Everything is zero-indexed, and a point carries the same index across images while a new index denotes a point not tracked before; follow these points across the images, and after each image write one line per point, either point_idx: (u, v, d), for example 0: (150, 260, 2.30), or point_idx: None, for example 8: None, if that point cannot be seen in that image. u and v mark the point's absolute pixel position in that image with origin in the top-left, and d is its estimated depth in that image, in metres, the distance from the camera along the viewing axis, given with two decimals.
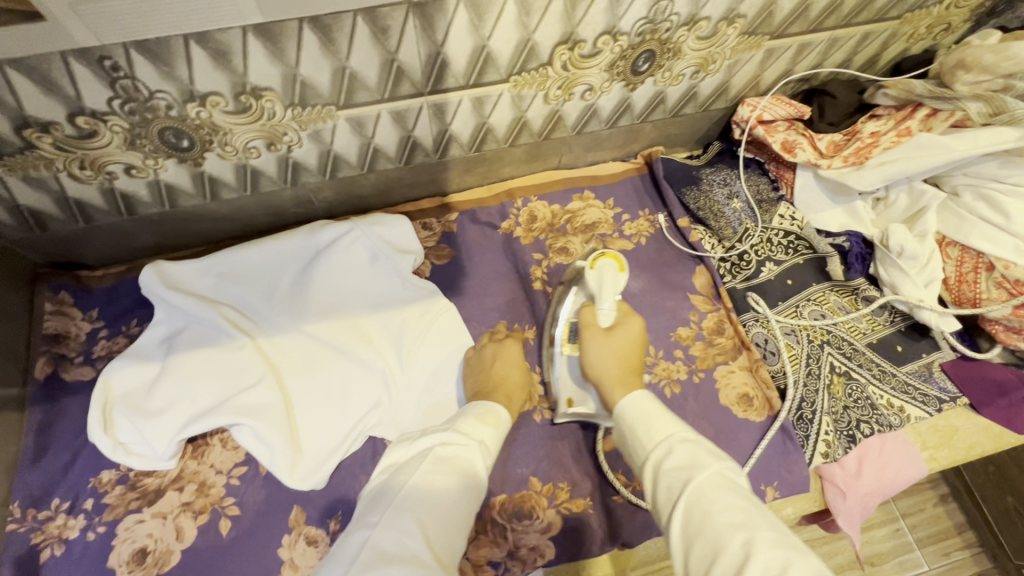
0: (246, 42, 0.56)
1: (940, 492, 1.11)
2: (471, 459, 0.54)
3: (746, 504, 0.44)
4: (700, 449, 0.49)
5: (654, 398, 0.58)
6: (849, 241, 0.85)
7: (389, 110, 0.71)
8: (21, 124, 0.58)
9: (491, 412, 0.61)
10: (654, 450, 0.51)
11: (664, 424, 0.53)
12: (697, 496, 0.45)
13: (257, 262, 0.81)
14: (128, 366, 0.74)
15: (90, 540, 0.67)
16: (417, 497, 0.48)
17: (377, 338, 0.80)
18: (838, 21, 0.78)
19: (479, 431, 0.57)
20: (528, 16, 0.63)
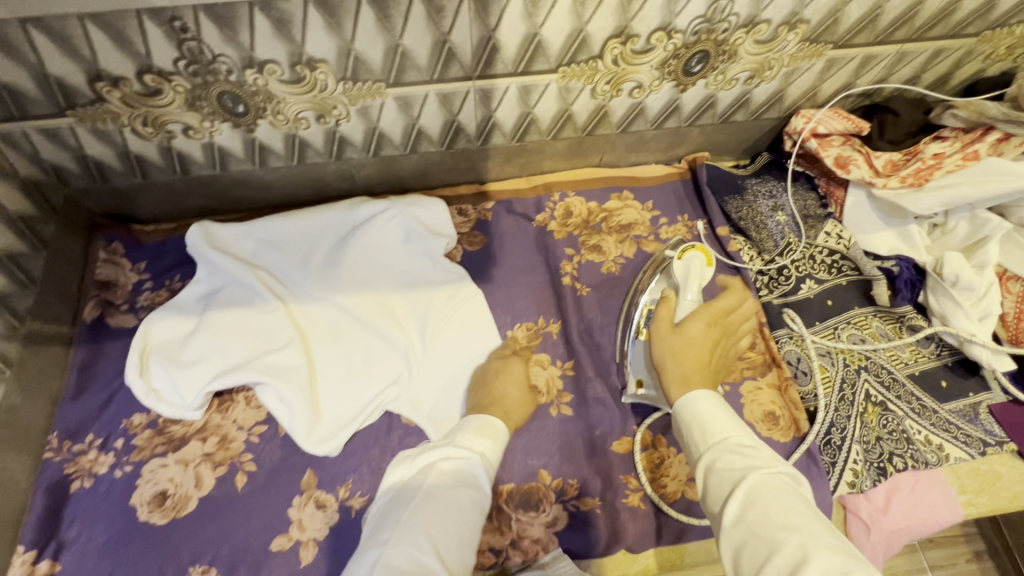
0: (307, 12, 0.58)
1: (975, 548, 1.04)
2: (472, 473, 0.58)
3: (801, 507, 0.45)
4: (758, 455, 0.50)
5: (717, 397, 0.57)
6: (899, 265, 0.81)
7: (437, 92, 0.72)
8: (95, 77, 0.62)
9: (491, 425, 0.64)
10: (709, 450, 0.52)
11: (725, 425, 0.53)
12: (754, 495, 0.46)
13: (298, 232, 0.84)
14: (168, 318, 0.78)
15: (117, 477, 0.71)
16: (421, 514, 0.52)
17: (403, 317, 0.81)
18: (909, 34, 0.75)
19: (478, 445, 0.61)
20: (583, 7, 0.63)
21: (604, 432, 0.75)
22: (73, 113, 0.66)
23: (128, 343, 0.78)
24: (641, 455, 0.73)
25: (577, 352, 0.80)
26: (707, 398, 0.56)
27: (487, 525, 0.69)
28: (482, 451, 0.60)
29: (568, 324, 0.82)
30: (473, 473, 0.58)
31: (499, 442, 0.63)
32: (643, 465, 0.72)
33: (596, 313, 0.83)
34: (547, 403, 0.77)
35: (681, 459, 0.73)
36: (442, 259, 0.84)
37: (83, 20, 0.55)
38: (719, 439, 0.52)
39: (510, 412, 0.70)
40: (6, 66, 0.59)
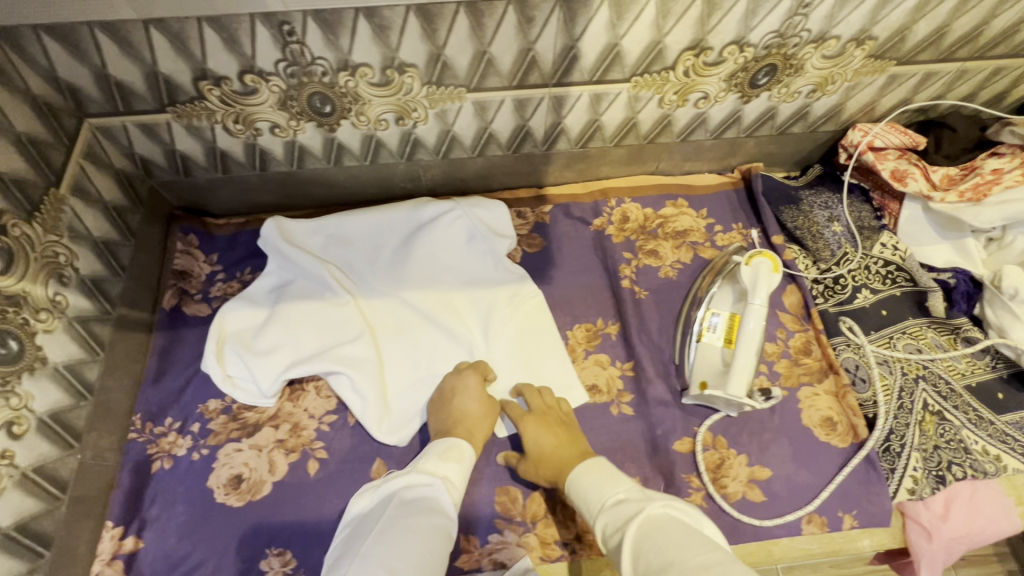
0: (407, 20, 0.61)
1: (1012, 568, 1.03)
2: (434, 498, 0.62)
3: (674, 537, 0.50)
4: (635, 503, 0.56)
5: (589, 472, 0.63)
6: (955, 278, 0.82)
7: (513, 98, 0.74)
8: (200, 76, 0.65)
9: (456, 447, 0.68)
10: (599, 522, 0.58)
11: (603, 489, 0.60)
12: (635, 550, 0.51)
13: (364, 229, 0.86)
14: (240, 308, 0.80)
15: (195, 459, 0.73)
16: (378, 543, 0.56)
17: (467, 313, 0.83)
18: (972, 52, 0.77)
19: (442, 468, 0.65)
20: (665, 19, 0.65)
21: (666, 432, 0.77)
22: (172, 110, 0.69)
23: (204, 331, 0.80)
24: (703, 456, 0.75)
25: (637, 353, 0.82)
26: (582, 473, 0.64)
27: (552, 518, 0.72)
28: (443, 475, 0.64)
29: (627, 326, 0.84)
30: (432, 499, 0.62)
31: (464, 465, 0.67)
32: (705, 465, 0.74)
33: (654, 316, 0.85)
34: (607, 402, 0.79)
35: (741, 461, 0.75)
36: (503, 258, 0.87)
37: (200, 22, 0.59)
38: (601, 505, 0.59)
39: (473, 432, 0.72)
40: (122, 63, 0.62)
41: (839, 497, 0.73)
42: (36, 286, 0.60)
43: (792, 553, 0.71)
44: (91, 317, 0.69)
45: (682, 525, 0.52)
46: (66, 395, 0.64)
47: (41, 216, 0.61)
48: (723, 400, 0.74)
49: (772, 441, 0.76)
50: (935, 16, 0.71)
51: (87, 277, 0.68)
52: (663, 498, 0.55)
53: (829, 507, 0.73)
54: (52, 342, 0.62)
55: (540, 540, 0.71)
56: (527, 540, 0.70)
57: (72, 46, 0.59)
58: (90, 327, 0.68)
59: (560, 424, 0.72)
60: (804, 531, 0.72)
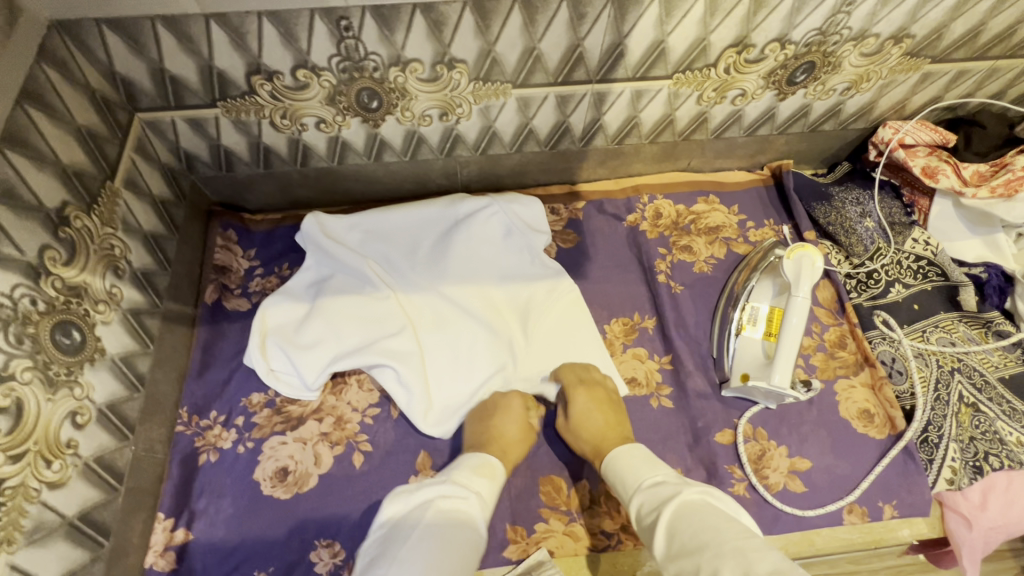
0: (462, 16, 0.62)
1: None
2: (471, 513, 0.60)
3: (710, 520, 0.50)
4: (672, 486, 0.56)
5: (631, 455, 0.64)
6: (987, 273, 0.84)
7: (556, 94, 0.75)
8: (254, 71, 0.66)
9: (488, 463, 0.67)
10: (633, 499, 0.59)
11: (641, 472, 0.60)
12: (669, 528, 0.52)
13: (400, 224, 0.86)
14: (281, 303, 0.79)
15: (240, 452, 0.73)
16: (420, 550, 0.52)
17: (507, 308, 0.83)
18: (1004, 51, 0.79)
19: (476, 483, 0.63)
20: (712, 17, 0.67)
21: (707, 424, 0.78)
22: (223, 105, 0.70)
23: (246, 325, 0.81)
24: (745, 447, 0.76)
25: (676, 347, 0.83)
26: (629, 453, 0.64)
27: (597, 509, 0.72)
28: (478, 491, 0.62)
29: (664, 320, 0.85)
30: (467, 511, 0.60)
31: (494, 482, 0.66)
32: (747, 456, 0.75)
33: (690, 309, 0.86)
34: (646, 395, 0.80)
35: (782, 452, 0.76)
36: (538, 251, 0.87)
37: (261, 17, 0.59)
38: (637, 485, 0.59)
39: (507, 452, 0.72)
40: (179, 57, 0.63)
41: (878, 487, 0.74)
42: (95, 278, 0.61)
43: (834, 544, 0.72)
44: (142, 310, 0.69)
45: (720, 512, 0.52)
46: (121, 387, 0.65)
47: (99, 208, 0.62)
48: (763, 391, 0.75)
49: (811, 432, 0.77)
50: (972, 15, 0.72)
51: (138, 269, 0.69)
52: (702, 485, 0.54)
53: (869, 498, 0.74)
54: (109, 333, 0.63)
55: (586, 531, 0.71)
56: (573, 530, 0.71)
57: (132, 40, 0.60)
58: (141, 319, 0.69)
59: (608, 401, 0.74)
60: (845, 521, 0.73)
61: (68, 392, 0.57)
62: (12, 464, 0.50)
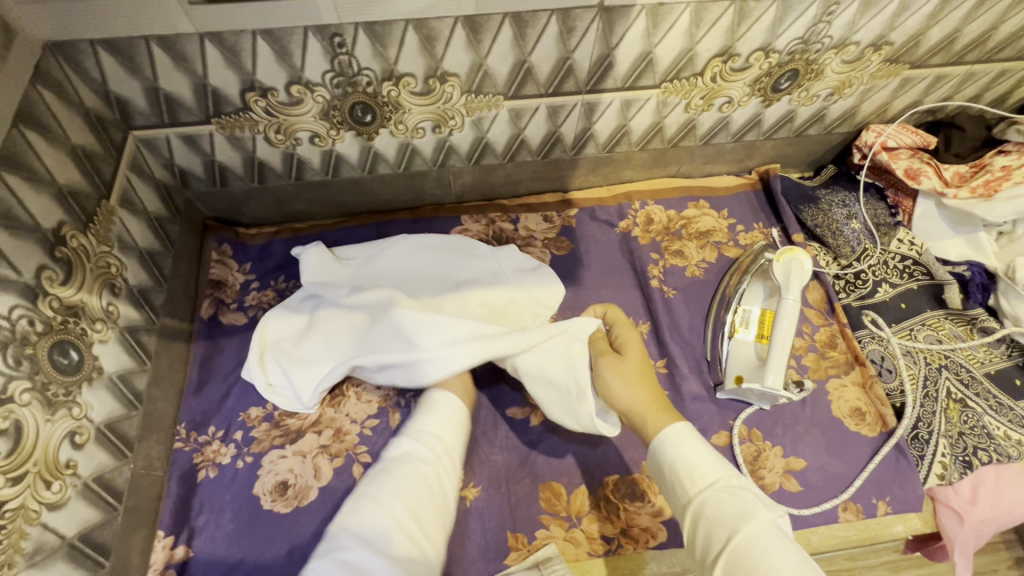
0: (453, 31, 0.63)
1: (1017, 555, 1.04)
2: (413, 455, 0.62)
3: (794, 560, 0.45)
4: (749, 501, 0.50)
5: (701, 438, 0.56)
6: (970, 270, 0.86)
7: (547, 105, 0.77)
8: (248, 88, 0.66)
9: (432, 402, 0.69)
10: (697, 493, 0.52)
11: (714, 468, 0.53)
12: (742, 552, 0.46)
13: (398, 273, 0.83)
14: (281, 317, 0.79)
15: (240, 467, 0.73)
16: (350, 511, 0.57)
17: (516, 326, 0.78)
18: (980, 55, 0.82)
19: (419, 425, 0.66)
20: (697, 28, 0.68)
21: (702, 427, 0.79)
22: (217, 121, 0.70)
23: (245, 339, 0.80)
24: (740, 448, 0.77)
25: (670, 351, 0.84)
26: (694, 435, 0.56)
27: (596, 514, 0.73)
28: (420, 429, 0.65)
29: (658, 324, 0.86)
30: (405, 455, 0.62)
31: (441, 412, 0.68)
32: (743, 457, 0.76)
33: (683, 313, 0.87)
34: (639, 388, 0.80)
35: (777, 452, 0.77)
36: (543, 300, 0.82)
37: (255, 35, 0.60)
38: (707, 483, 0.52)
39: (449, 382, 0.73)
40: (173, 75, 0.63)
41: (872, 484, 0.75)
42: (92, 296, 0.61)
43: (830, 542, 0.73)
44: (138, 327, 0.69)
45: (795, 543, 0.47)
46: (119, 405, 0.65)
47: (95, 227, 0.62)
48: (757, 393, 0.76)
49: (805, 432, 0.78)
50: (948, 22, 0.75)
51: (134, 287, 0.69)
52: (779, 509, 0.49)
53: (863, 494, 0.75)
54: (107, 352, 0.63)
55: (586, 536, 0.72)
56: (573, 536, 0.71)
57: (126, 58, 0.60)
58: (138, 336, 0.69)
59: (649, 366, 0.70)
60: (840, 519, 0.74)
61: (67, 412, 0.57)
62: (12, 486, 0.50)
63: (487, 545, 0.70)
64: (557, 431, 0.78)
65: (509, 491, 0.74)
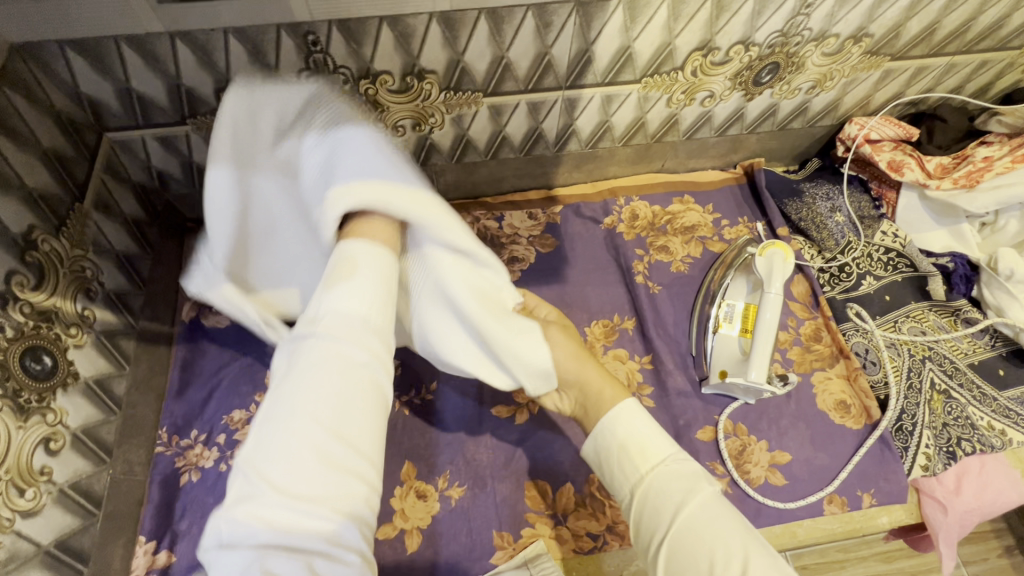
0: (429, 28, 0.63)
1: (1006, 543, 1.05)
2: (330, 346, 0.46)
3: (732, 523, 0.52)
4: (693, 475, 0.55)
5: (648, 418, 0.59)
6: (953, 262, 0.87)
7: (528, 101, 0.76)
8: (222, 87, 0.66)
9: (348, 259, 0.49)
10: (648, 472, 0.56)
11: (662, 448, 0.57)
12: (689, 520, 0.52)
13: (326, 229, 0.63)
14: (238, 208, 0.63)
15: (223, 471, 0.71)
16: (258, 443, 0.43)
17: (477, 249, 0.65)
18: (960, 47, 0.82)
19: (331, 301, 0.47)
20: (676, 21, 0.68)
21: (688, 422, 0.79)
22: (193, 122, 0.69)
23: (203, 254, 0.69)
24: (725, 442, 0.77)
25: (656, 347, 0.83)
26: (642, 414, 0.59)
27: (582, 512, 0.73)
28: (334, 311, 0.47)
29: (643, 320, 0.86)
30: (318, 347, 0.46)
31: (366, 277, 0.49)
32: (728, 452, 0.76)
33: (668, 309, 0.87)
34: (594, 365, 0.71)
35: (762, 447, 0.77)
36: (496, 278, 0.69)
37: (227, 34, 0.59)
38: (657, 461, 0.56)
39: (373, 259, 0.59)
40: (145, 75, 0.62)
41: (857, 477, 0.75)
42: (66, 301, 0.61)
43: (816, 534, 0.73)
44: (116, 330, 0.69)
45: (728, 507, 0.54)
46: (96, 410, 0.65)
47: (68, 230, 0.62)
48: (742, 388, 0.77)
49: (790, 426, 0.78)
50: (927, 14, 0.75)
51: (111, 291, 0.69)
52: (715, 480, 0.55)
53: (848, 487, 0.75)
54: (82, 356, 0.63)
55: (572, 533, 0.71)
56: (559, 533, 0.71)
57: (97, 60, 0.59)
58: (116, 340, 0.69)
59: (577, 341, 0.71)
60: (825, 511, 0.74)
61: (41, 418, 0.56)
62: None
63: (474, 545, 0.70)
64: (543, 428, 0.78)
65: (496, 490, 0.74)
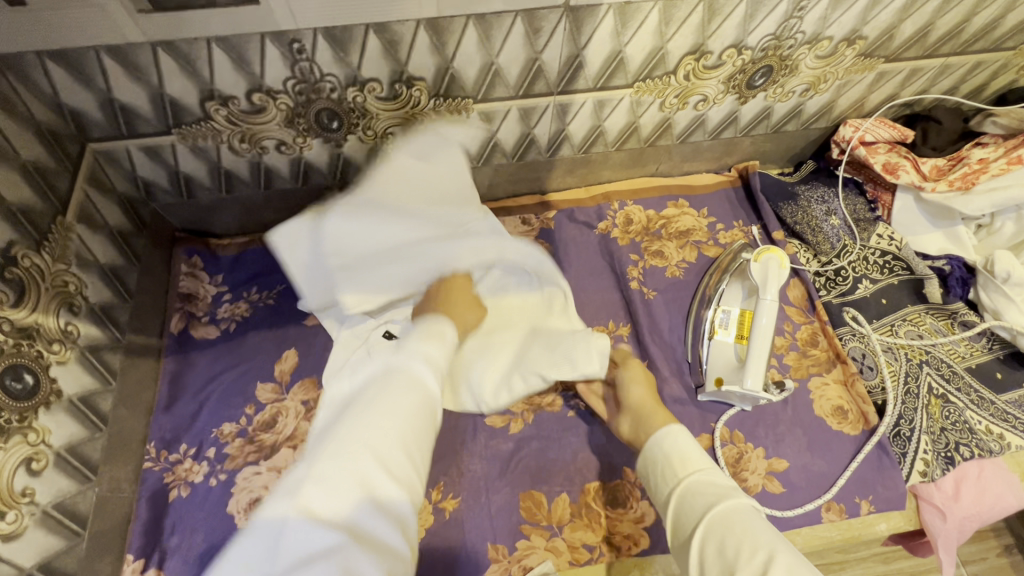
0: (416, 34, 0.61)
1: (1004, 542, 1.04)
2: (426, 378, 0.48)
3: (767, 531, 0.48)
4: (733, 489, 0.54)
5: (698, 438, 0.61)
6: (950, 264, 0.86)
7: (519, 107, 0.75)
8: (207, 97, 0.64)
9: (438, 327, 0.53)
10: (687, 477, 0.56)
11: (703, 459, 0.58)
12: (720, 519, 0.50)
13: (367, 253, 0.65)
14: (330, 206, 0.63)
15: (213, 485, 0.70)
16: (351, 442, 0.42)
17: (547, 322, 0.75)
18: (954, 48, 0.81)
19: (427, 347, 0.50)
20: (667, 26, 0.67)
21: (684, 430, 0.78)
22: (178, 131, 0.68)
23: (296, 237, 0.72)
24: (722, 450, 0.76)
25: (651, 354, 0.83)
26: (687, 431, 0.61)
27: (578, 522, 0.72)
28: (429, 357, 0.50)
29: (638, 326, 0.85)
30: (417, 376, 0.48)
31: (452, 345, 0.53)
32: (725, 460, 0.75)
33: (664, 315, 0.86)
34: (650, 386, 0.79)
35: (759, 454, 0.76)
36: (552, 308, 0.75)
37: (210, 43, 0.58)
38: (698, 470, 0.56)
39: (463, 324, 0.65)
40: (128, 85, 0.61)
41: (855, 484, 0.75)
42: (48, 317, 0.60)
43: (814, 542, 0.73)
44: (101, 346, 0.68)
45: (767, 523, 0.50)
46: (81, 427, 0.64)
47: (50, 245, 0.61)
48: (738, 395, 0.75)
49: (787, 432, 0.77)
50: (921, 15, 0.74)
51: (96, 306, 0.67)
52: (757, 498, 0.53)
53: (846, 494, 0.74)
54: (66, 373, 0.62)
55: (568, 545, 0.70)
56: (554, 545, 0.70)
57: (77, 70, 0.58)
58: (101, 355, 0.68)
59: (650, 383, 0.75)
60: (823, 519, 0.73)
61: (22, 438, 0.55)
62: None
63: (468, 558, 0.69)
64: (538, 437, 0.77)
65: (490, 500, 0.73)
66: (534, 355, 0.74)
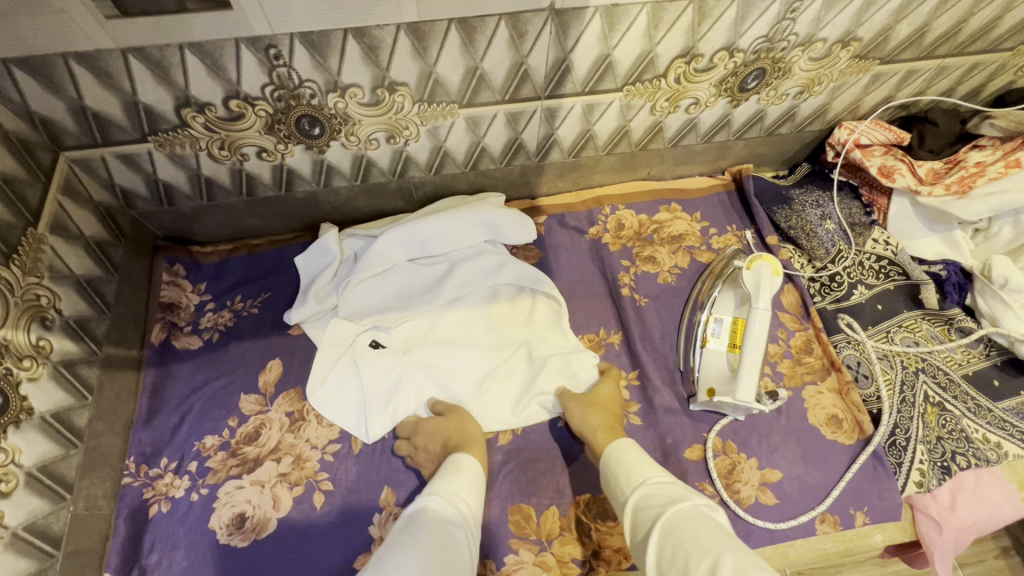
0: (397, 39, 0.60)
1: (1002, 544, 1.03)
2: (445, 509, 0.56)
3: (710, 526, 0.48)
4: (677, 490, 0.54)
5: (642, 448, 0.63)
6: (946, 270, 0.84)
7: (506, 111, 0.73)
8: (182, 104, 0.63)
9: (457, 462, 0.64)
10: (634, 490, 0.57)
11: (646, 469, 0.59)
12: (666, 523, 0.50)
13: (386, 300, 0.81)
14: (361, 240, 0.83)
15: (194, 501, 0.68)
16: (387, 554, 0.49)
17: (533, 330, 0.81)
18: (951, 49, 0.79)
19: (445, 482, 0.60)
20: (656, 29, 0.65)
21: (676, 441, 0.76)
22: (154, 139, 0.66)
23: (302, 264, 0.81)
24: (715, 461, 0.74)
25: (642, 362, 0.81)
26: (632, 446, 0.63)
27: (568, 536, 0.70)
28: (449, 490, 0.59)
29: (630, 335, 0.83)
30: (438, 507, 0.56)
31: (466, 474, 0.62)
32: (717, 471, 0.74)
33: (656, 323, 0.85)
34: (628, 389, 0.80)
35: (752, 465, 0.75)
36: (537, 318, 0.82)
37: (182, 48, 0.56)
38: (641, 479, 0.58)
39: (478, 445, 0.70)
40: (99, 94, 0.59)
41: (850, 494, 0.73)
42: (18, 332, 0.58)
43: (808, 555, 0.71)
44: (76, 360, 0.66)
45: (717, 520, 0.50)
46: (55, 445, 0.62)
47: (20, 258, 0.59)
48: (730, 406, 0.74)
49: (781, 442, 0.76)
50: (917, 16, 0.72)
51: (71, 318, 0.66)
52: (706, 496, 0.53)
53: (841, 505, 0.72)
54: (38, 390, 0.60)
55: (557, 559, 0.68)
56: (543, 560, 0.68)
57: (44, 77, 0.56)
58: (76, 369, 0.66)
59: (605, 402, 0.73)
60: (818, 531, 0.71)
61: None
62: None
63: None
64: (528, 448, 0.76)
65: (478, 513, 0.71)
66: (521, 370, 0.79)
